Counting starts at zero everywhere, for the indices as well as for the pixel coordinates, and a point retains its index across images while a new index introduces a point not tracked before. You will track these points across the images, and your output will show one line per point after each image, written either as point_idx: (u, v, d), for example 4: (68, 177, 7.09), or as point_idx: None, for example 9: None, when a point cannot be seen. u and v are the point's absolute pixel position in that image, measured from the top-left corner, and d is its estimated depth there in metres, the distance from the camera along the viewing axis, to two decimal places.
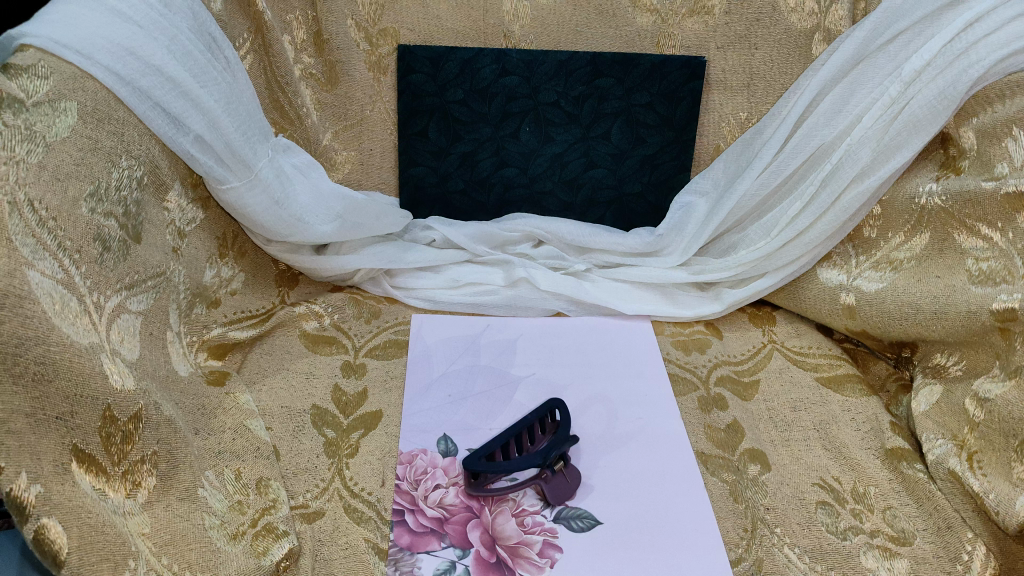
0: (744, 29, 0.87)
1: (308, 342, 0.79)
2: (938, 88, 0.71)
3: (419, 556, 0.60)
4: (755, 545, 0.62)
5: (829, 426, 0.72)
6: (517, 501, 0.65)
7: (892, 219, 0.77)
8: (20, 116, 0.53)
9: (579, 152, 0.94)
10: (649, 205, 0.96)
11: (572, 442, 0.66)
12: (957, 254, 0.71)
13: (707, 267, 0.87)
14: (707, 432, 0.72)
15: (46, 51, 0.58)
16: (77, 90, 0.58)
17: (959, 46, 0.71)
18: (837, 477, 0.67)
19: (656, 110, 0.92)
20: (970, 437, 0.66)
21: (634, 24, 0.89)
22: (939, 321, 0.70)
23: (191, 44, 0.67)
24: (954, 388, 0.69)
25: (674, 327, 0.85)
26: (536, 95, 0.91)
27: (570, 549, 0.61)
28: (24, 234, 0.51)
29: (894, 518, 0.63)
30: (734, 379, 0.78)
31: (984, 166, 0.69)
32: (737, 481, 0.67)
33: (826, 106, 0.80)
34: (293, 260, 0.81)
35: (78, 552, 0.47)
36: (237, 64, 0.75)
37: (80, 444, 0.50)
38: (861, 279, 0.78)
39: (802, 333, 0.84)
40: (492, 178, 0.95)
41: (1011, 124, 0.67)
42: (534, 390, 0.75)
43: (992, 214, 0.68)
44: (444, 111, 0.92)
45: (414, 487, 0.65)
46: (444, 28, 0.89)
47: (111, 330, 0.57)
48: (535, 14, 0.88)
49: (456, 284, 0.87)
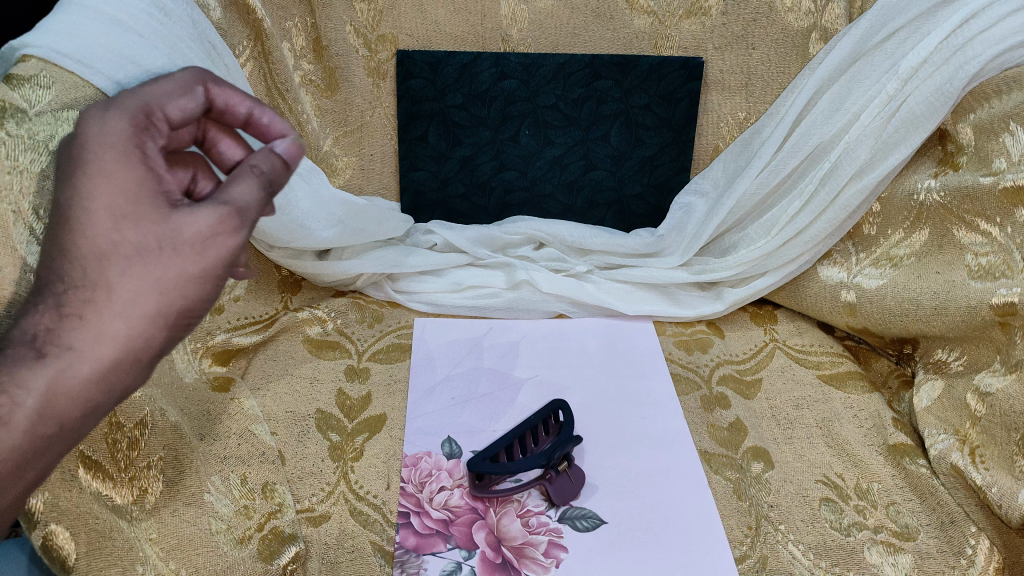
0: (742, 29, 0.88)
1: (311, 347, 0.79)
2: (935, 85, 0.72)
3: (425, 558, 0.60)
4: (759, 542, 0.62)
5: (832, 423, 0.72)
6: (522, 502, 0.65)
7: (891, 217, 0.77)
8: (24, 125, 0.54)
9: (579, 154, 0.95)
10: (649, 206, 0.97)
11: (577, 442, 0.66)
12: (957, 249, 0.71)
13: (708, 267, 0.87)
14: (710, 431, 0.72)
15: (47, 61, 0.58)
16: (78, 99, 0.57)
17: (956, 42, 0.71)
18: (840, 473, 0.67)
19: (654, 111, 0.92)
20: (971, 432, 0.66)
21: (631, 25, 0.89)
22: (940, 316, 0.71)
23: (192, 53, 0.68)
24: (955, 382, 0.69)
25: (676, 327, 0.86)
26: (535, 98, 0.92)
27: (575, 549, 0.61)
28: (29, 242, 0.52)
29: (898, 513, 0.64)
30: (736, 378, 0.78)
31: (981, 161, 0.69)
32: (741, 480, 0.67)
33: (823, 106, 0.81)
34: (296, 266, 0.82)
35: (87, 557, 0.49)
36: (236, 72, 0.75)
37: (86, 450, 0.51)
38: (861, 276, 0.79)
39: (803, 331, 0.84)
40: (493, 181, 0.96)
41: (1009, 118, 0.67)
42: (538, 391, 0.76)
43: (990, 209, 0.68)
44: (444, 115, 0.92)
45: (419, 489, 0.66)
46: (442, 33, 0.90)
47: None
48: (533, 17, 0.89)
49: (458, 287, 0.87)
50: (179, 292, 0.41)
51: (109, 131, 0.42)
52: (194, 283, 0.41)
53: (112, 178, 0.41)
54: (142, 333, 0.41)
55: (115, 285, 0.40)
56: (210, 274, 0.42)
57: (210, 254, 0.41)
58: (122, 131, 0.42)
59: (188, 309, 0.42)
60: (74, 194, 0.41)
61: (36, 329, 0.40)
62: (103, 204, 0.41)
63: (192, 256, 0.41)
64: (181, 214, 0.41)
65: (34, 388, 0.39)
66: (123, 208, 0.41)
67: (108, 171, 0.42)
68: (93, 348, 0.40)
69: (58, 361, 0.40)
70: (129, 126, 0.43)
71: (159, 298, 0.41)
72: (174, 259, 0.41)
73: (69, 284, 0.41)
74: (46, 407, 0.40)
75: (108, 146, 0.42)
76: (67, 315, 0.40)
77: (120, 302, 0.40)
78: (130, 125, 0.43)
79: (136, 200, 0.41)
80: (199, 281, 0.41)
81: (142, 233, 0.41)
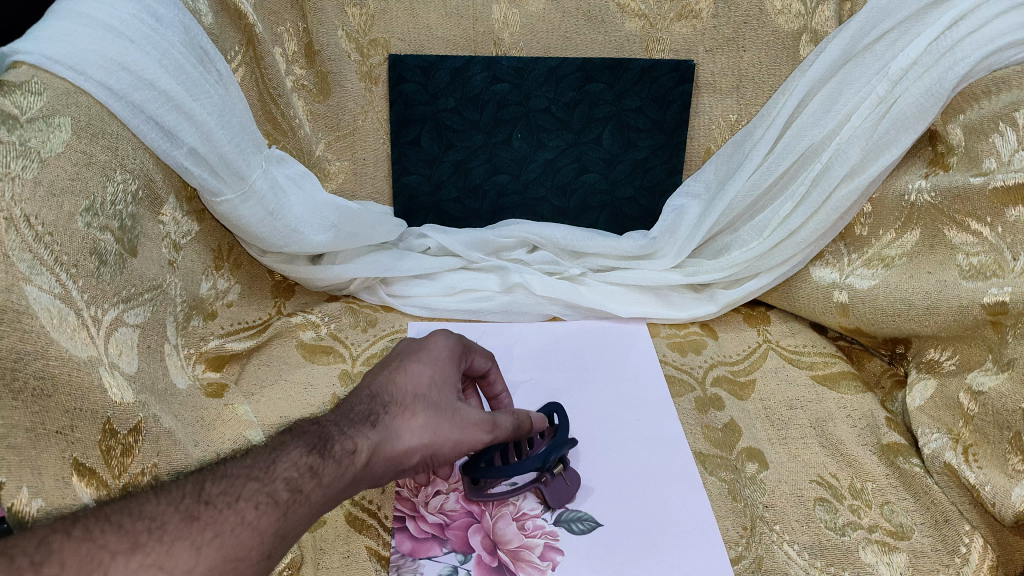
0: (732, 31, 0.88)
1: (305, 351, 0.79)
2: (924, 87, 0.72)
3: (421, 562, 0.60)
4: (755, 543, 0.62)
5: (826, 423, 0.72)
6: (517, 505, 0.65)
7: (882, 217, 0.78)
8: (14, 132, 0.54)
9: (572, 157, 0.95)
10: (641, 208, 0.97)
11: (572, 444, 0.65)
12: (948, 249, 0.71)
13: (701, 269, 0.87)
14: (705, 433, 0.72)
15: (39, 68, 0.58)
16: (70, 106, 0.58)
17: (944, 44, 0.72)
18: (834, 473, 0.68)
19: (646, 115, 0.93)
20: (965, 431, 0.66)
21: (623, 29, 0.89)
22: (932, 316, 0.71)
23: (184, 58, 0.67)
24: (948, 381, 0.69)
25: (670, 329, 0.86)
26: (527, 102, 0.92)
27: (571, 551, 0.61)
28: (21, 249, 0.51)
29: (893, 512, 0.64)
30: (730, 379, 0.78)
31: (972, 162, 0.69)
32: (736, 481, 0.67)
33: (814, 107, 0.81)
34: (288, 271, 0.81)
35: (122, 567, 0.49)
36: (229, 76, 0.74)
37: (80, 457, 0.51)
38: (853, 276, 0.79)
39: (796, 332, 0.84)
40: (486, 185, 0.96)
41: (998, 119, 0.67)
42: (532, 395, 0.75)
43: (981, 209, 0.68)
44: (436, 119, 0.93)
45: (414, 493, 0.65)
46: (434, 37, 0.90)
47: (108, 343, 0.57)
48: (524, 21, 0.89)
49: (451, 292, 0.87)
50: (445, 443, 0.54)
51: (445, 343, 0.60)
52: (452, 447, 0.55)
53: (439, 361, 0.58)
54: (414, 453, 0.53)
55: (417, 413, 0.54)
56: (458, 449, 0.55)
57: (468, 437, 0.56)
58: (454, 347, 0.60)
59: (434, 458, 0.55)
60: (412, 358, 0.58)
61: (371, 410, 0.53)
62: (428, 376, 0.57)
63: (459, 431, 0.55)
64: (467, 410, 0.57)
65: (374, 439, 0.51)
66: (438, 376, 0.57)
67: (438, 363, 0.58)
68: (402, 438, 0.52)
69: (386, 431, 0.52)
70: (460, 345, 0.61)
71: (433, 438, 0.54)
72: (451, 423, 0.55)
73: (391, 397, 0.54)
74: (374, 459, 0.50)
75: (442, 350, 0.59)
76: (387, 412, 0.53)
77: (414, 428, 0.53)
78: (459, 349, 0.61)
79: (443, 377, 0.57)
80: (452, 446, 0.55)
81: (440, 395, 0.56)
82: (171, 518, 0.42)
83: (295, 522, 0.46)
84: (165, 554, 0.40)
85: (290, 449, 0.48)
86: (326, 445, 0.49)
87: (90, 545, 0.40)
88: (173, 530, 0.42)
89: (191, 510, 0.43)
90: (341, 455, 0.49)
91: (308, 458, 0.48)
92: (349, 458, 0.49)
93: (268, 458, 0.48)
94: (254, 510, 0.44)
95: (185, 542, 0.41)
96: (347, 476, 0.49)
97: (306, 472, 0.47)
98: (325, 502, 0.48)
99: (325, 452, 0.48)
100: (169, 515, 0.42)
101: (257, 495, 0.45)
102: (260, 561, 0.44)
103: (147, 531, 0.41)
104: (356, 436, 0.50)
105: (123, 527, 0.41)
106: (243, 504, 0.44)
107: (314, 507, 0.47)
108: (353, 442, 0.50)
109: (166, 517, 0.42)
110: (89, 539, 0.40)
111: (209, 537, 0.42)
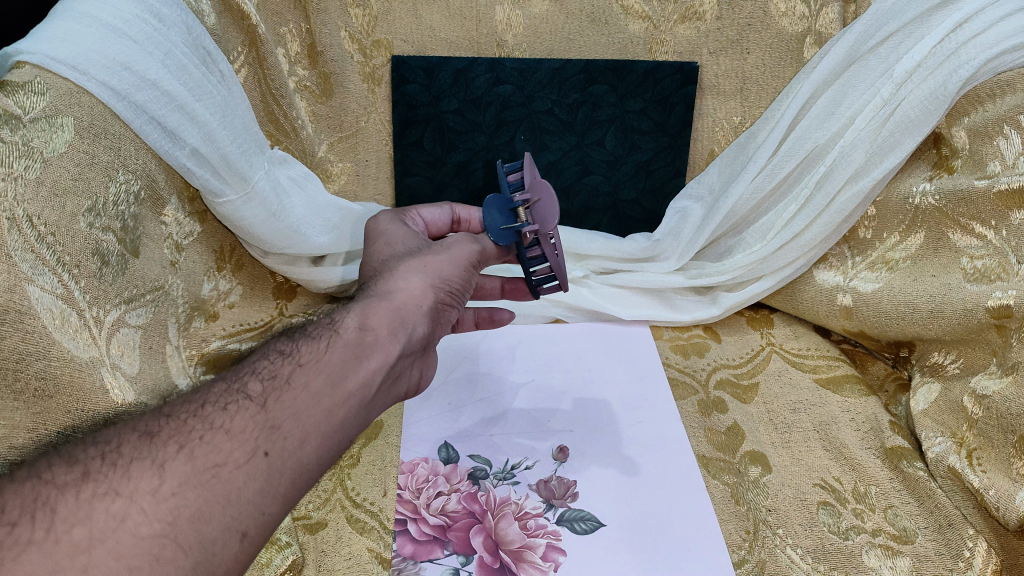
0: (736, 33, 0.88)
1: None
2: (929, 89, 0.72)
3: (423, 564, 0.60)
4: (758, 547, 0.62)
5: (830, 426, 0.72)
6: (520, 505, 0.65)
7: (887, 220, 0.77)
8: (18, 132, 0.54)
9: (575, 159, 0.95)
10: (645, 211, 0.97)
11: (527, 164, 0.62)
12: (953, 252, 0.71)
13: (704, 271, 0.87)
14: (708, 436, 0.72)
15: (42, 68, 0.58)
16: (73, 106, 0.58)
17: (949, 46, 0.71)
18: (837, 477, 0.67)
19: (650, 117, 0.92)
20: (969, 435, 0.65)
21: (626, 30, 0.89)
22: (936, 319, 0.70)
23: (186, 59, 0.67)
24: (952, 385, 0.69)
25: (673, 332, 0.86)
26: (530, 103, 0.92)
27: (574, 552, 0.61)
28: (23, 249, 0.51)
29: (896, 516, 0.64)
30: (733, 382, 0.78)
31: (976, 165, 0.69)
32: (739, 484, 0.67)
33: (818, 110, 0.81)
34: (290, 272, 0.81)
35: None
36: (231, 76, 0.74)
37: None
38: (857, 279, 0.79)
39: (800, 335, 0.84)
40: (488, 187, 0.96)
41: (1002, 122, 0.67)
42: (534, 397, 0.75)
43: (985, 212, 0.67)
44: (439, 120, 0.92)
45: (415, 495, 0.65)
46: (437, 38, 0.90)
47: (111, 344, 0.57)
48: (528, 23, 0.89)
49: None
50: (439, 270, 0.58)
51: (388, 216, 0.67)
52: (448, 268, 0.59)
53: (394, 229, 0.64)
54: (419, 296, 0.56)
55: (395, 269, 0.57)
56: (457, 266, 0.59)
57: (456, 254, 0.60)
58: (397, 215, 0.67)
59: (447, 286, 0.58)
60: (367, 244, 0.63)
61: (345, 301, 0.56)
62: (388, 241, 0.62)
63: (447, 261, 0.59)
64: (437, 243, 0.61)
65: (356, 311, 0.54)
66: (398, 240, 0.62)
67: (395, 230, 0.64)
68: (391, 298, 0.55)
69: (374, 295, 0.55)
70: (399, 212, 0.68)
71: (425, 275, 0.57)
72: (436, 257, 0.59)
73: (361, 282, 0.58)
74: (365, 322, 0.53)
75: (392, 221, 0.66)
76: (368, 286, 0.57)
77: (402, 276, 0.56)
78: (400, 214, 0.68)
79: (403, 237, 0.63)
80: (451, 267, 0.59)
81: (409, 249, 0.61)
82: (127, 439, 0.44)
83: (282, 410, 0.47)
84: (122, 476, 0.42)
85: (260, 359, 0.51)
86: (298, 338, 0.52)
87: (37, 481, 0.41)
88: (128, 449, 0.43)
89: (150, 429, 0.45)
90: (322, 332, 0.52)
91: (284, 350, 0.51)
92: (330, 332, 0.52)
93: (238, 371, 0.50)
94: (226, 412, 0.46)
95: (144, 462, 0.43)
96: (333, 348, 0.51)
97: (277, 369, 0.50)
98: (319, 376, 0.49)
99: (302, 341, 0.52)
100: (125, 437, 0.44)
101: (230, 399, 0.47)
102: (256, 459, 0.44)
103: (99, 458, 0.43)
104: (335, 315, 0.54)
105: (74, 459, 0.43)
106: (210, 414, 0.46)
107: (301, 386, 0.48)
108: (331, 321, 0.53)
109: (122, 441, 0.44)
110: (36, 476, 0.41)
111: (172, 452, 0.43)
